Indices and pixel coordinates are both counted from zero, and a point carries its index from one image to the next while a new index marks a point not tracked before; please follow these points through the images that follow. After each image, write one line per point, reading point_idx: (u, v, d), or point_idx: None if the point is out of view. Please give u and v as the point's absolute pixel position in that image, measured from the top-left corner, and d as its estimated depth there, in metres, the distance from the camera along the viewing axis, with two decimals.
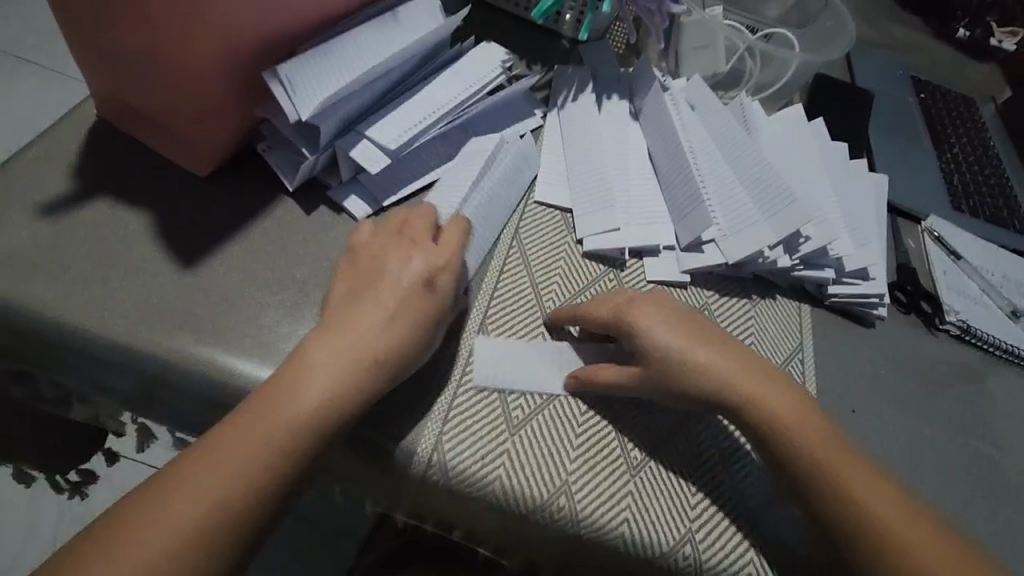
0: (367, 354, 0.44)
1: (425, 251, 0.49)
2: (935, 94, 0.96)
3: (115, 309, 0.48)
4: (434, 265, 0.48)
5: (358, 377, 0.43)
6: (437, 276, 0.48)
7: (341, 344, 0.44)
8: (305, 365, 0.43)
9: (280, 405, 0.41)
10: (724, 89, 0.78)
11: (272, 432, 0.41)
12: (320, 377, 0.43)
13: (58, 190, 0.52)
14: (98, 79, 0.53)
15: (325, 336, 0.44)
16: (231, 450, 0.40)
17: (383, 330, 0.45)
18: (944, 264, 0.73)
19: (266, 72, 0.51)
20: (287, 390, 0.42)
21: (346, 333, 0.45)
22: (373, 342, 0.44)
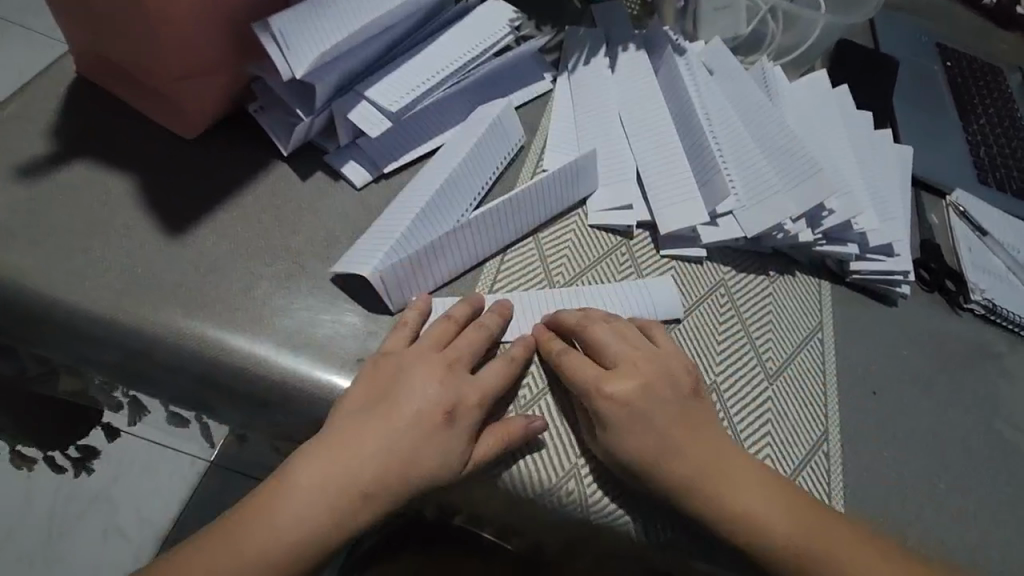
0: (376, 474, 0.40)
1: (455, 380, 0.43)
2: (960, 62, 0.92)
3: (98, 280, 0.45)
4: (461, 393, 0.43)
5: (390, 488, 0.40)
6: (459, 409, 0.42)
7: (355, 460, 0.40)
8: (319, 465, 0.40)
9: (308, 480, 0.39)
10: (745, 53, 0.74)
11: (295, 518, 0.39)
12: (337, 482, 0.39)
13: (36, 152, 0.48)
14: (78, 32, 0.49)
15: (337, 445, 0.40)
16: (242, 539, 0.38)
17: (404, 450, 0.40)
18: (970, 241, 0.70)
19: (259, 27, 0.47)
20: (306, 486, 0.39)
21: (361, 443, 0.40)
22: (395, 455, 0.40)
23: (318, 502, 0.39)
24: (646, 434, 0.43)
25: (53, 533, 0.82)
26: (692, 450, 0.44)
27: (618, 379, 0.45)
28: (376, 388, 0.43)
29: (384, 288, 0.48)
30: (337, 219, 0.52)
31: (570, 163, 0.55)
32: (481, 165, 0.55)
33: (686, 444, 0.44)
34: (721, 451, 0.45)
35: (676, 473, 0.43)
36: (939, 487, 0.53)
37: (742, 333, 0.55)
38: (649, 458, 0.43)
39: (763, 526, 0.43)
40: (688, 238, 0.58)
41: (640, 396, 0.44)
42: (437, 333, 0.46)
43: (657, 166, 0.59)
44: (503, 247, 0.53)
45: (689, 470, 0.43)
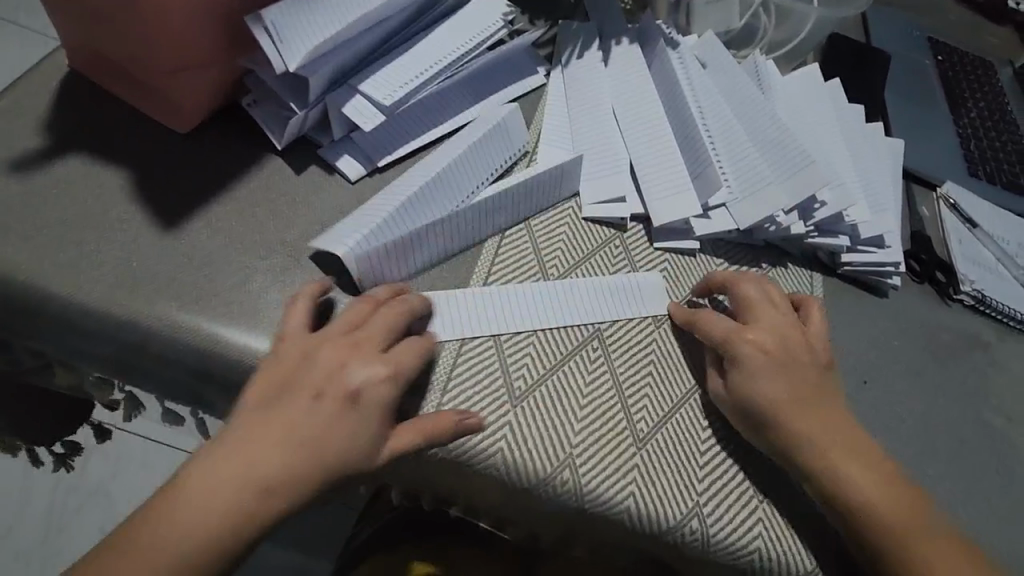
0: (286, 455, 0.40)
1: (365, 359, 0.43)
2: (952, 56, 0.93)
3: (92, 273, 0.45)
4: (372, 375, 0.42)
5: (304, 472, 0.40)
6: (365, 390, 0.42)
7: (270, 442, 0.40)
8: (233, 451, 0.40)
9: (228, 467, 0.39)
10: (736, 47, 0.74)
11: (212, 505, 0.38)
12: (247, 467, 0.39)
13: (29, 146, 0.48)
14: (70, 26, 0.49)
15: (247, 430, 0.40)
16: (164, 530, 0.38)
17: (314, 431, 0.40)
18: (960, 232, 0.71)
19: (252, 21, 0.47)
20: (219, 470, 0.39)
21: (271, 428, 0.40)
22: (305, 436, 0.40)
23: (237, 487, 0.39)
24: (779, 387, 0.48)
25: (50, 530, 0.82)
26: (807, 413, 0.48)
27: (754, 331, 0.50)
28: (284, 372, 0.43)
29: (357, 270, 0.48)
30: (332, 212, 0.52)
31: (556, 166, 0.56)
32: (474, 156, 0.55)
33: (801, 400, 0.49)
34: (829, 416, 0.49)
35: (786, 424, 0.47)
36: (930, 475, 0.54)
37: None
38: (775, 407, 0.48)
39: (852, 483, 0.46)
40: (681, 230, 0.58)
41: (774, 353, 0.50)
42: (351, 315, 0.45)
43: (650, 160, 0.60)
44: (495, 234, 0.54)
45: (808, 426, 0.48)
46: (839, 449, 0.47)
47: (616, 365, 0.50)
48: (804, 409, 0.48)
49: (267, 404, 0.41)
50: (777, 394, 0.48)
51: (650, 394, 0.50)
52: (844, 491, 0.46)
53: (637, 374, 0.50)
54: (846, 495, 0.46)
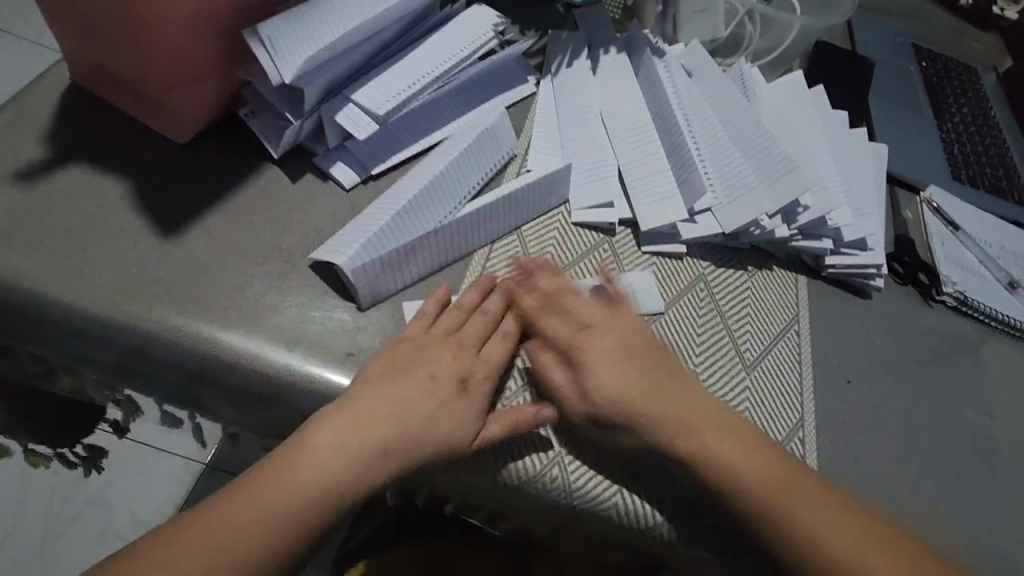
0: (376, 440, 0.42)
1: (467, 354, 0.47)
2: (936, 62, 0.94)
3: (94, 280, 0.47)
4: (472, 370, 0.47)
5: (390, 458, 0.42)
6: (472, 382, 0.46)
7: (365, 428, 0.42)
8: (332, 433, 0.42)
9: (309, 459, 0.41)
10: (723, 56, 0.76)
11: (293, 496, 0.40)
12: (343, 450, 0.42)
13: (32, 157, 0.50)
14: (71, 40, 0.50)
15: (338, 415, 0.43)
16: (254, 508, 0.40)
17: (416, 419, 0.44)
18: (942, 235, 0.73)
19: (248, 34, 0.49)
20: (307, 453, 0.41)
21: (376, 415, 0.43)
22: (407, 424, 0.43)
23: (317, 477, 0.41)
24: (617, 385, 0.48)
25: (51, 535, 0.83)
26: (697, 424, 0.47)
27: (595, 336, 0.49)
28: (392, 362, 0.46)
29: (358, 283, 0.49)
30: (327, 218, 0.54)
31: (547, 176, 0.57)
32: (466, 164, 0.57)
33: (685, 394, 0.48)
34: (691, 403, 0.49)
35: (653, 413, 0.47)
36: (911, 472, 0.55)
37: (721, 325, 0.56)
38: (627, 399, 0.47)
39: (738, 469, 0.46)
40: (668, 234, 0.60)
41: (611, 347, 0.49)
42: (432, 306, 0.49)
43: (637, 166, 0.61)
44: (491, 238, 0.56)
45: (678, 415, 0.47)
46: (744, 459, 0.47)
47: None
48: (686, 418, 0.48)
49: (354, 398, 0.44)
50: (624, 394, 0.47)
51: None
52: (726, 480, 0.46)
53: None
54: (735, 481, 0.46)
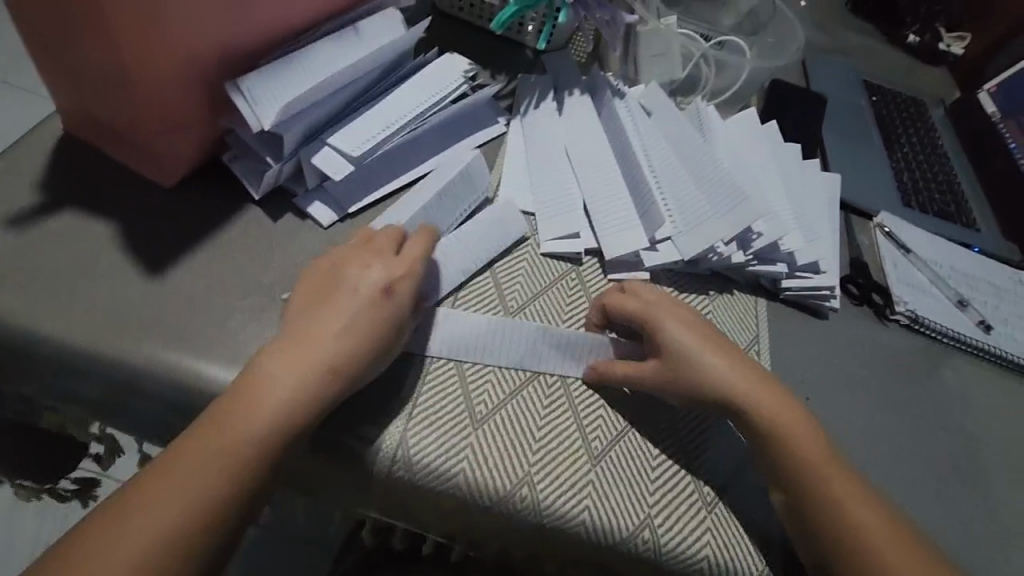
0: (231, 452, 0.42)
1: (333, 342, 0.46)
2: (886, 96, 1.01)
3: (81, 317, 0.49)
4: (338, 357, 0.45)
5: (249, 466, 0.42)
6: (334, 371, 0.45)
7: (223, 443, 0.42)
8: (188, 457, 0.41)
9: (222, 436, 0.42)
10: (682, 94, 0.81)
11: (193, 489, 0.40)
12: (200, 473, 0.41)
13: (25, 202, 0.53)
14: (64, 94, 0.54)
15: (200, 430, 0.42)
16: (106, 547, 0.38)
17: (272, 423, 0.43)
18: (895, 258, 0.77)
19: (229, 86, 0.52)
20: (163, 482, 0.40)
21: (230, 426, 0.42)
22: (263, 430, 0.43)
23: (219, 459, 0.41)
24: (688, 342, 0.53)
25: None
26: (759, 388, 0.53)
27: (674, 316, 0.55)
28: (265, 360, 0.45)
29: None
30: (306, 255, 0.57)
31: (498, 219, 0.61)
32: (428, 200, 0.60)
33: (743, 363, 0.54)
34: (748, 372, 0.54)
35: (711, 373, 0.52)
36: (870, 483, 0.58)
37: None
38: (692, 352, 0.53)
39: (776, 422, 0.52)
40: (632, 262, 0.63)
41: (676, 314, 0.55)
42: (312, 288, 0.49)
43: (601, 199, 0.65)
44: (455, 285, 0.57)
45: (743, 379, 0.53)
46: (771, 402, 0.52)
47: (572, 390, 0.54)
48: (748, 380, 0.53)
49: (254, 367, 0.45)
50: (696, 349, 0.53)
51: (604, 414, 0.54)
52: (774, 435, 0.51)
53: (588, 394, 0.54)
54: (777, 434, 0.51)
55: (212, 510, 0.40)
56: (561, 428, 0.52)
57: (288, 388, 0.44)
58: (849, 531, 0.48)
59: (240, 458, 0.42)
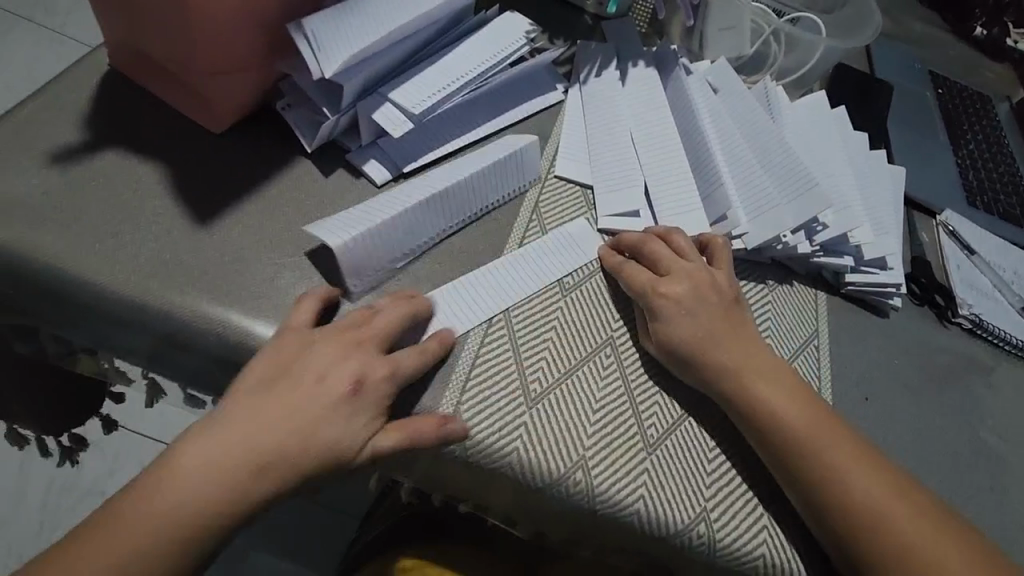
0: (255, 450, 0.41)
1: (282, 427, 0.42)
2: (951, 89, 0.96)
3: (127, 263, 0.47)
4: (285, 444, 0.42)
5: (245, 481, 0.41)
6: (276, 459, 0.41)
7: (220, 454, 0.41)
8: (205, 449, 0.41)
9: (235, 439, 0.41)
10: (747, 73, 0.77)
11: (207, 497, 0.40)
12: (204, 472, 0.40)
13: (70, 139, 0.50)
14: (114, 24, 0.51)
15: (220, 429, 0.42)
16: (128, 513, 0.40)
17: (267, 451, 0.41)
18: (958, 259, 0.73)
19: (292, 27, 0.49)
20: (187, 464, 0.41)
21: (232, 440, 0.41)
22: (257, 458, 0.41)
23: (230, 460, 0.41)
24: (680, 285, 0.53)
25: (49, 524, 0.81)
26: (735, 347, 0.52)
27: (672, 284, 0.53)
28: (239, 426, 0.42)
29: (346, 268, 0.49)
30: None
31: (563, 232, 0.57)
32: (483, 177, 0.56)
33: (728, 339, 0.52)
34: (740, 348, 0.52)
35: (716, 359, 0.51)
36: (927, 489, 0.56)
37: None
38: (689, 310, 0.52)
39: (792, 424, 0.49)
40: None
41: (684, 281, 0.53)
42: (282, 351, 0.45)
43: (662, 179, 0.62)
44: (553, 279, 0.54)
45: (728, 348, 0.51)
46: (777, 379, 0.51)
47: (628, 372, 0.52)
48: (727, 343, 0.52)
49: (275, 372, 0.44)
50: (689, 298, 0.53)
51: (660, 400, 0.51)
52: (776, 423, 0.49)
53: (644, 379, 0.52)
54: (783, 428, 0.49)
55: (227, 509, 0.40)
56: (619, 417, 0.49)
57: (275, 441, 0.42)
58: (869, 523, 0.46)
59: (242, 473, 0.41)
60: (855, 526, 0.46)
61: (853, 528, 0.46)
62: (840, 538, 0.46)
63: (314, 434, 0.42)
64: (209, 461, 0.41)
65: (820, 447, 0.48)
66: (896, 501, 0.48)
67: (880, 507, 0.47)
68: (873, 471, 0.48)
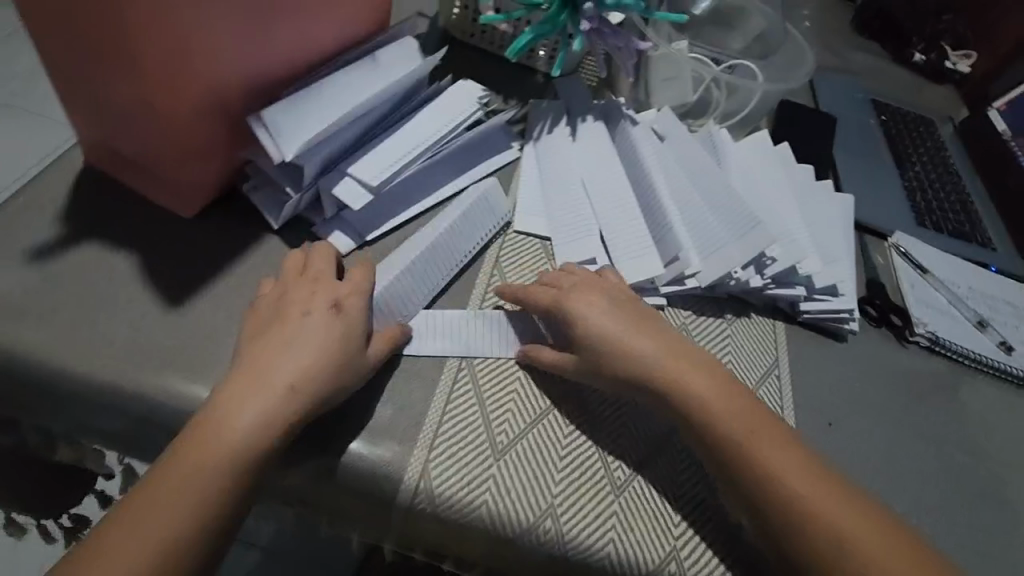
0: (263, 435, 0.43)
1: (254, 427, 0.43)
2: (894, 115, 1.01)
3: (103, 349, 0.49)
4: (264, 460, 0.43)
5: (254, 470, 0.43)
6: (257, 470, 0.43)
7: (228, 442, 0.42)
8: (208, 445, 0.42)
9: (240, 426, 0.43)
10: (693, 117, 0.81)
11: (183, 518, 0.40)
12: (212, 465, 0.42)
13: (47, 235, 0.53)
14: (87, 129, 0.54)
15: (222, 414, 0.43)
16: (134, 522, 0.40)
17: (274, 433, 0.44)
18: (912, 279, 0.76)
19: (253, 118, 0.54)
20: (191, 460, 0.41)
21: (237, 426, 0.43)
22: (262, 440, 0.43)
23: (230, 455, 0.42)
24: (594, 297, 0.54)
25: None
26: (657, 343, 0.52)
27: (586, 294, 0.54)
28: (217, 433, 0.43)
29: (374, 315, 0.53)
30: None
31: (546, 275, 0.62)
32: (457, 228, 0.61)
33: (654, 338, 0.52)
34: (656, 340, 0.52)
35: (642, 356, 0.51)
36: (896, 510, 0.57)
37: None
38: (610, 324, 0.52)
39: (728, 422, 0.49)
40: (649, 289, 0.63)
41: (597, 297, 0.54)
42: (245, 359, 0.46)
43: (616, 225, 0.65)
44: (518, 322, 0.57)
45: (657, 345, 0.52)
46: (711, 386, 0.50)
47: (593, 417, 0.53)
48: (653, 338, 0.52)
49: (261, 352, 0.46)
50: (613, 321, 0.52)
51: (626, 444, 0.53)
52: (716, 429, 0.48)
53: (610, 424, 0.53)
54: (714, 424, 0.49)
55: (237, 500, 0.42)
56: (585, 461, 0.51)
57: (223, 479, 0.41)
58: (834, 540, 0.44)
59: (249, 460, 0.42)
60: (773, 513, 0.46)
61: (794, 535, 0.45)
62: (764, 523, 0.46)
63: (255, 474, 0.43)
64: (158, 498, 0.40)
65: (759, 452, 0.47)
66: (848, 510, 0.46)
67: (842, 526, 0.45)
68: (834, 492, 0.47)
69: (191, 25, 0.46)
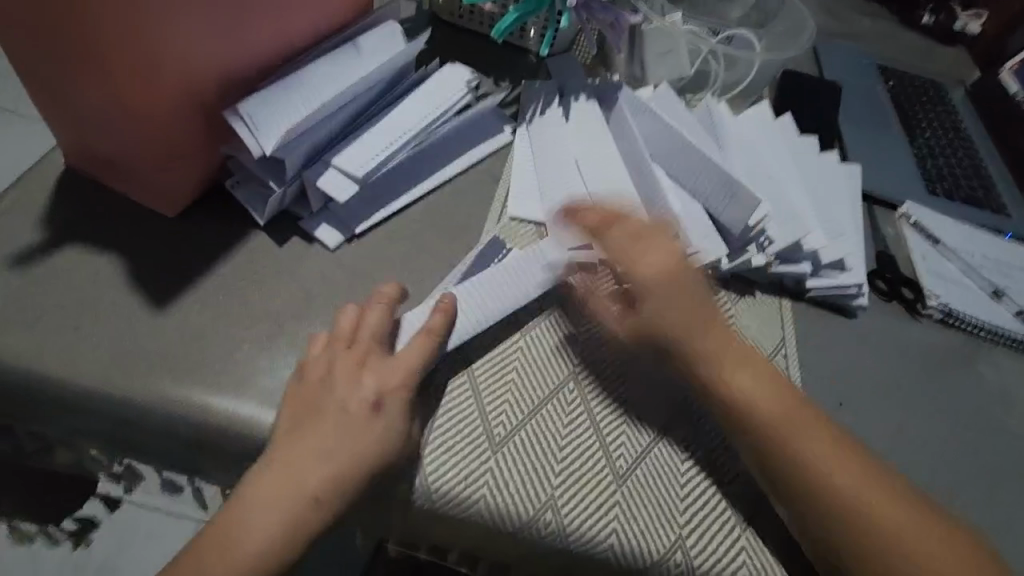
0: (312, 481, 0.44)
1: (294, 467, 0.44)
2: (902, 80, 0.97)
3: (89, 354, 0.48)
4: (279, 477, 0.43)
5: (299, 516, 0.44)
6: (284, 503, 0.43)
7: (282, 495, 0.44)
8: (263, 498, 0.44)
9: (296, 480, 0.44)
10: (691, 92, 0.78)
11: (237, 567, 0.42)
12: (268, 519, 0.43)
13: (29, 240, 0.52)
14: (63, 131, 0.53)
15: (271, 460, 0.45)
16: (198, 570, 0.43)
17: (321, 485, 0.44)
18: (923, 250, 0.73)
19: (229, 111, 0.52)
20: (243, 512, 0.43)
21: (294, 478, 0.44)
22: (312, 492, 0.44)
23: (279, 506, 0.43)
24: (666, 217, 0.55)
25: None
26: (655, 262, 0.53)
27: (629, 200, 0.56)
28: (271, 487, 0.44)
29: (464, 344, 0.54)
30: (315, 280, 0.55)
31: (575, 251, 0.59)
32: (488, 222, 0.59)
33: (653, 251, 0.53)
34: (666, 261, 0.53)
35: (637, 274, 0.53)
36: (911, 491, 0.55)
37: None
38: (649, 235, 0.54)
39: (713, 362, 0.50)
40: None
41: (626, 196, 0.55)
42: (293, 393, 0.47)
43: None
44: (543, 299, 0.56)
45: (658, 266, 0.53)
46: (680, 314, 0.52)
47: (593, 406, 0.52)
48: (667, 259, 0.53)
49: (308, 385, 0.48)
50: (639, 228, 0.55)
51: (628, 432, 0.51)
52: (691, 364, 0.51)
53: (611, 413, 0.52)
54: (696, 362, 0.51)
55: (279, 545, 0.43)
56: (585, 450, 0.50)
57: (274, 524, 0.43)
58: (837, 498, 0.46)
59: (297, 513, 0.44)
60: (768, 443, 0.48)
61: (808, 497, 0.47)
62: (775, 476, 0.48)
63: (293, 516, 0.44)
64: (221, 540, 0.43)
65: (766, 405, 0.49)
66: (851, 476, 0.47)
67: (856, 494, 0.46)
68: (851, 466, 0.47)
69: (159, 16, 0.44)
